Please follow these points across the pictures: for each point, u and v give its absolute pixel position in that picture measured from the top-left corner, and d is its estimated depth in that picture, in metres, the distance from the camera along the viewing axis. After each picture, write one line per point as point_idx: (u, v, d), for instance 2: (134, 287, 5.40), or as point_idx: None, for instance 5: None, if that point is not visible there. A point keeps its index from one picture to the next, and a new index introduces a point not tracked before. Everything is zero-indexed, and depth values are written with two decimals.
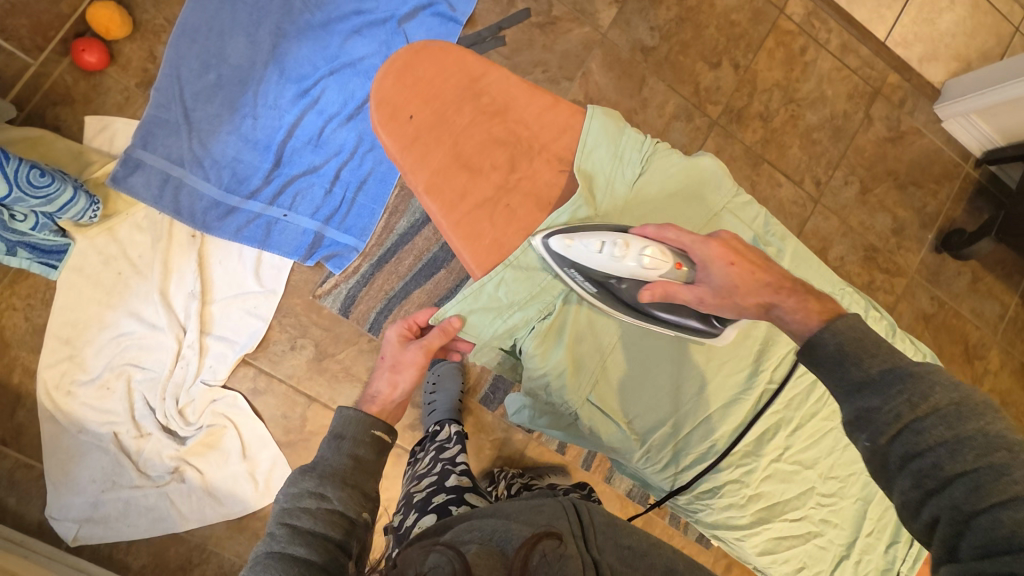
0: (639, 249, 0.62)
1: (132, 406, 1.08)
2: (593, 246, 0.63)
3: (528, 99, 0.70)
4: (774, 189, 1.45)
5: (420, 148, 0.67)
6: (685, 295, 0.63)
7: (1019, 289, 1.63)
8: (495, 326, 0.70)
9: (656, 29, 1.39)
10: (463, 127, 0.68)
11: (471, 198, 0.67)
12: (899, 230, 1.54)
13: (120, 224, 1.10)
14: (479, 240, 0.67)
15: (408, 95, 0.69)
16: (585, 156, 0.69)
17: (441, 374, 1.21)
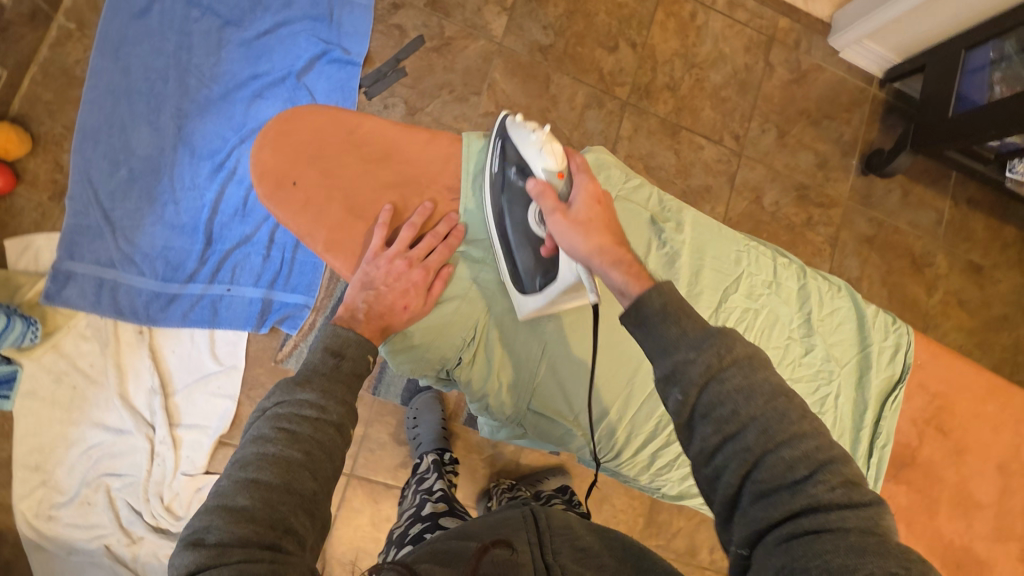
0: (555, 147, 0.65)
1: (118, 514, 1.07)
2: (525, 127, 0.67)
3: (407, 138, 0.72)
4: (697, 152, 1.50)
5: (313, 208, 0.68)
6: (549, 196, 0.63)
7: (948, 192, 1.71)
8: (424, 361, 0.73)
9: (548, 27, 1.42)
10: (350, 181, 0.69)
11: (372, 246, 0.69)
12: (823, 164, 1.60)
13: (64, 338, 1.08)
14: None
15: (288, 162, 0.68)
16: (471, 183, 0.73)
17: (419, 408, 1.21)
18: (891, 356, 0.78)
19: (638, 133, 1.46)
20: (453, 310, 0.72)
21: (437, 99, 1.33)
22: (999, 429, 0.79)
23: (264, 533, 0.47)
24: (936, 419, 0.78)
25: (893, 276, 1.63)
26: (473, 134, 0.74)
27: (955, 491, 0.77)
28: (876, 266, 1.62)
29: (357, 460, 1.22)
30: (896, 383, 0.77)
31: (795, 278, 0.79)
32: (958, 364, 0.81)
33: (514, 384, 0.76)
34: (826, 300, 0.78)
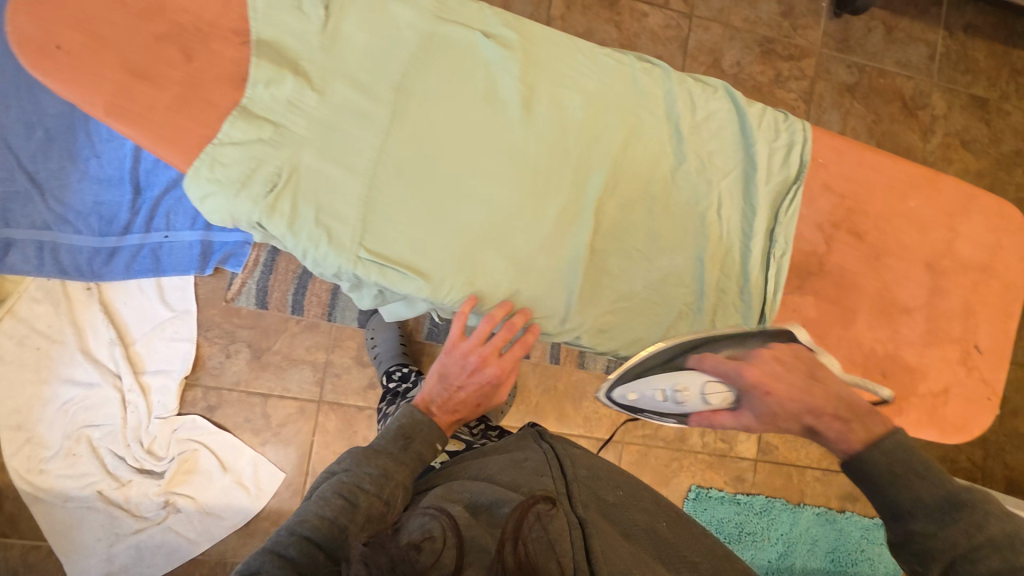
0: (697, 389, 0.73)
1: (103, 461, 1.12)
2: (653, 395, 0.77)
3: None
4: (641, 21, 1.37)
5: (86, 71, 0.57)
6: (728, 422, 0.73)
7: (941, 21, 1.52)
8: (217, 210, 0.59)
9: None
10: (121, 36, 0.59)
11: (162, 105, 0.59)
12: (789, 12, 1.44)
13: (18, 303, 1.12)
14: (184, 142, 0.59)
15: (39, 22, 0.57)
16: (262, 15, 0.63)
17: (376, 325, 1.21)
18: (783, 156, 0.79)
19: (572, 11, 1.34)
20: (253, 146, 0.60)
21: None
22: (925, 226, 0.82)
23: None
24: (846, 221, 0.81)
25: (881, 125, 1.49)
26: None
27: (876, 296, 0.81)
28: (862, 117, 1.48)
29: (325, 386, 1.22)
30: (795, 181, 0.79)
31: (660, 83, 0.77)
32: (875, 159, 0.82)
33: (337, 225, 0.62)
34: (700, 105, 0.78)
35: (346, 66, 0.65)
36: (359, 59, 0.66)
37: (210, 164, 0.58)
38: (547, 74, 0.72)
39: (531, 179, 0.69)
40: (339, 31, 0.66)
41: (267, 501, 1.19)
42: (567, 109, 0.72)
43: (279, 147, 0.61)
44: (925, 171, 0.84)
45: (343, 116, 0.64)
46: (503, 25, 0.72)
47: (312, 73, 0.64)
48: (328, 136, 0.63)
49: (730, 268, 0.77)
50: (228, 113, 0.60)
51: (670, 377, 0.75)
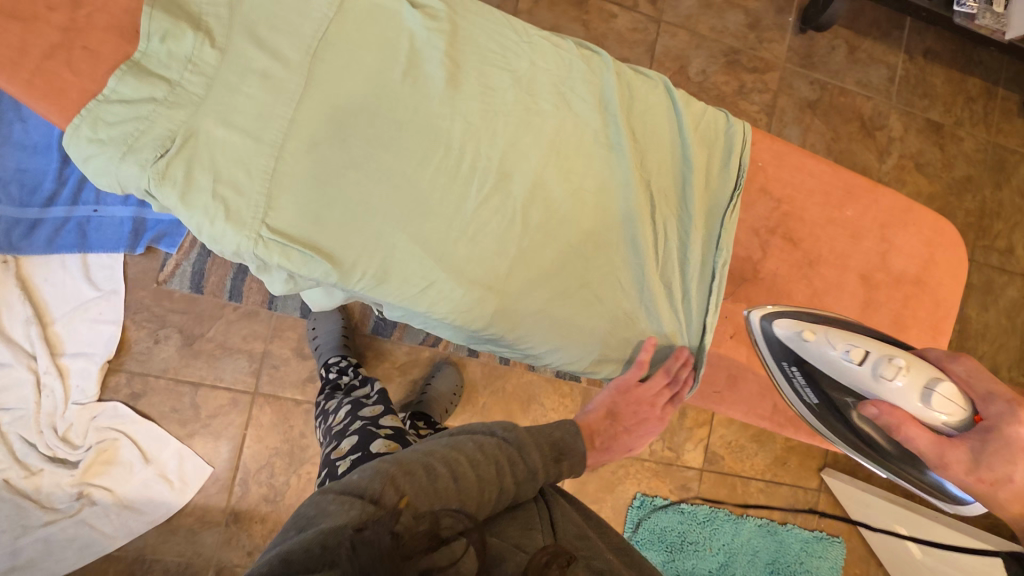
0: (914, 376, 0.69)
1: (11, 448, 1.05)
2: (829, 352, 0.74)
3: None
4: (608, 22, 1.36)
5: None
6: (918, 437, 0.67)
7: (901, 45, 1.55)
8: (108, 177, 0.56)
9: None
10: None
11: (37, 53, 0.56)
12: (755, 24, 1.45)
13: None
14: (64, 95, 0.56)
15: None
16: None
17: (317, 316, 1.16)
18: (723, 160, 0.81)
19: (539, 6, 1.31)
20: (142, 108, 0.56)
21: None
22: (858, 236, 0.86)
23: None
24: (781, 227, 0.86)
25: (840, 143, 1.51)
26: None
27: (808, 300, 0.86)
28: (821, 134, 1.50)
29: (261, 377, 1.17)
30: (735, 188, 0.81)
31: (595, 70, 0.76)
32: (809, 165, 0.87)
33: (235, 200, 0.58)
34: (639, 98, 0.77)
35: (256, 26, 0.61)
36: (271, 18, 0.61)
37: (92, 124, 0.56)
38: (476, 53, 0.70)
39: (456, 162, 0.66)
40: None
41: (191, 497, 1.13)
42: (497, 91, 0.69)
43: (173, 109, 0.57)
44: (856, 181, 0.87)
45: (244, 79, 0.59)
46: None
47: (217, 32, 0.60)
48: (231, 100, 0.59)
49: (668, 267, 0.78)
50: (114, 68, 0.57)
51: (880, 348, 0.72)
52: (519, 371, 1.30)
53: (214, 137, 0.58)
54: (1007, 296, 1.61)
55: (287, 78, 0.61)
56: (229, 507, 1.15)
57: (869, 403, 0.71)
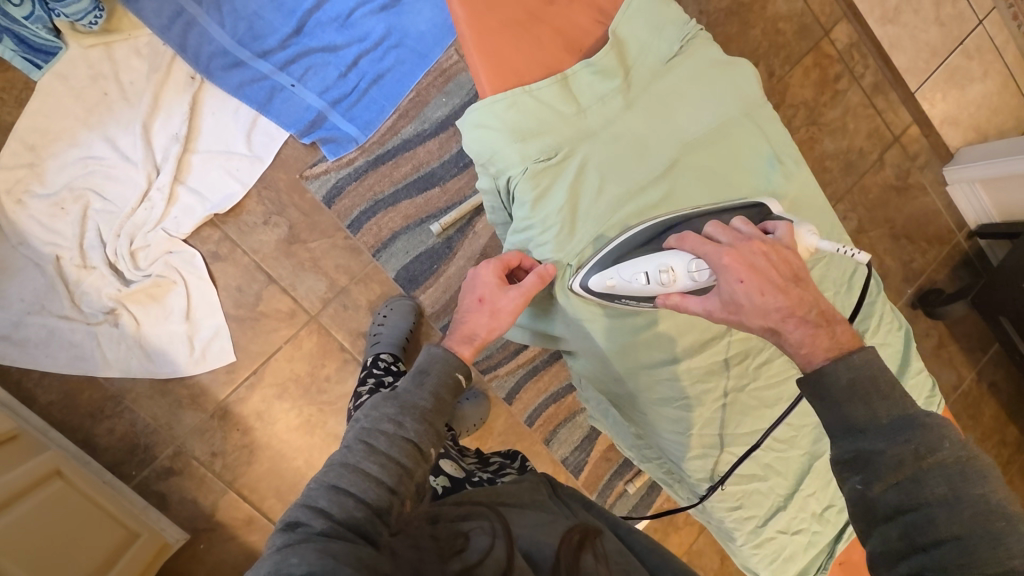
0: (683, 267, 0.64)
1: (83, 233, 1.03)
2: (636, 279, 0.66)
3: None
4: None
5: None
6: (694, 307, 0.62)
7: (977, 366, 1.68)
8: (493, 151, 0.67)
9: (703, 14, 1.38)
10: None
11: (500, 20, 0.67)
12: (882, 277, 1.57)
13: (119, 44, 1.04)
14: (499, 58, 0.67)
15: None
16: (625, 23, 0.71)
17: (393, 309, 1.16)
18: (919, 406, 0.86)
19: None
20: (550, 117, 0.67)
21: None
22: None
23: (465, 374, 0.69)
24: None
25: None
26: None
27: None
28: None
29: (326, 307, 1.16)
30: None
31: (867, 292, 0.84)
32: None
33: (569, 230, 0.68)
34: (884, 332, 0.83)
35: (659, 105, 0.71)
36: (671, 105, 0.71)
37: (506, 107, 0.66)
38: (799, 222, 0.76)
39: None
40: (670, 70, 0.72)
41: (201, 373, 1.09)
42: None
43: (569, 131, 0.68)
44: None
45: (630, 142, 0.70)
46: (794, 160, 0.76)
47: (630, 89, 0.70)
48: (614, 155, 0.69)
49: (826, 478, 0.84)
50: (548, 72, 0.70)
51: (654, 258, 0.65)
52: (533, 439, 1.31)
53: (587, 171, 0.68)
54: None
55: (660, 162, 0.70)
56: (224, 402, 1.11)
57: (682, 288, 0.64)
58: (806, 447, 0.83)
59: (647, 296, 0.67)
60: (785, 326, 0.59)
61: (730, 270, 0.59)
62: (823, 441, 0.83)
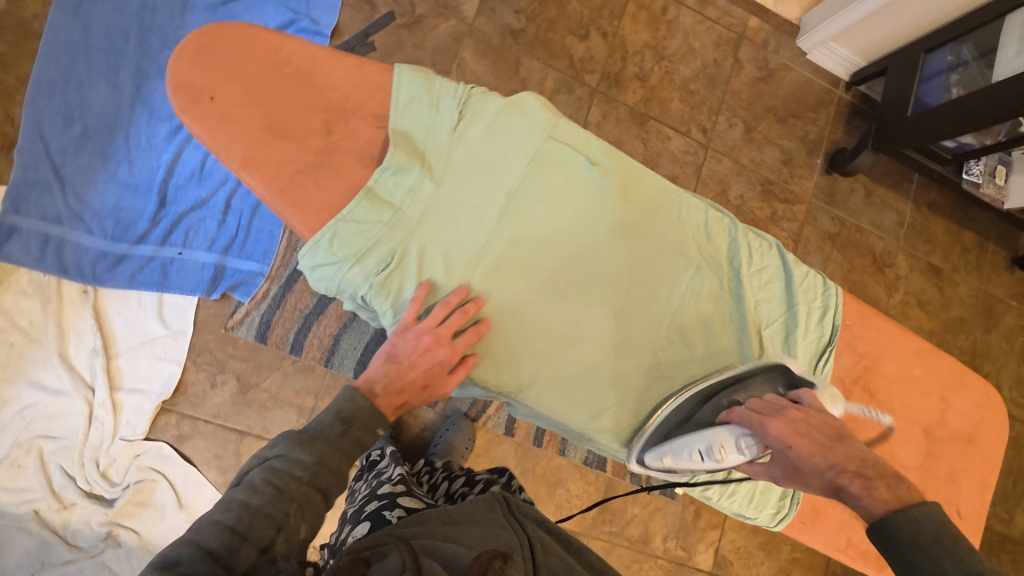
0: (729, 443, 0.68)
1: (50, 478, 1.04)
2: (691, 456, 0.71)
3: (336, 62, 0.68)
4: (664, 143, 1.51)
5: (229, 124, 0.63)
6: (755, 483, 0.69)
7: (910, 195, 1.74)
8: (334, 284, 0.66)
9: (520, 12, 1.42)
10: (272, 98, 0.65)
11: (290, 166, 0.64)
12: (788, 161, 1.63)
13: (4, 294, 1.06)
14: (307, 204, 0.64)
15: (198, 74, 0.64)
16: (397, 115, 0.68)
17: None
18: (819, 317, 0.83)
19: (606, 121, 1.46)
20: (374, 232, 0.65)
21: None
22: (924, 393, 0.84)
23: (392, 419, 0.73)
24: (862, 378, 0.83)
25: (854, 274, 1.66)
26: (404, 65, 0.70)
27: (877, 454, 0.82)
28: (839, 263, 1.66)
29: None
30: (828, 346, 0.82)
31: (727, 232, 0.83)
32: (887, 326, 0.85)
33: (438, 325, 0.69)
34: (757, 258, 0.82)
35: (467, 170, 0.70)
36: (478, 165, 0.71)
37: (330, 240, 0.64)
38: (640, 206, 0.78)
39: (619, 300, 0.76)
40: (466, 131, 0.71)
41: None
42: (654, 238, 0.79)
43: (395, 231, 0.66)
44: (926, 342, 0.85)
45: (455, 217, 0.69)
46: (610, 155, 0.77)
47: (435, 168, 0.69)
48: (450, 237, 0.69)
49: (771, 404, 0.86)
50: (354, 189, 0.66)
51: (705, 436, 0.70)
52: (549, 455, 1.34)
53: (427, 260, 0.68)
54: None
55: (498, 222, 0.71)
56: None
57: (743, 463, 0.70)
58: None
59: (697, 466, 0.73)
60: (843, 481, 0.60)
61: (779, 442, 0.63)
62: None
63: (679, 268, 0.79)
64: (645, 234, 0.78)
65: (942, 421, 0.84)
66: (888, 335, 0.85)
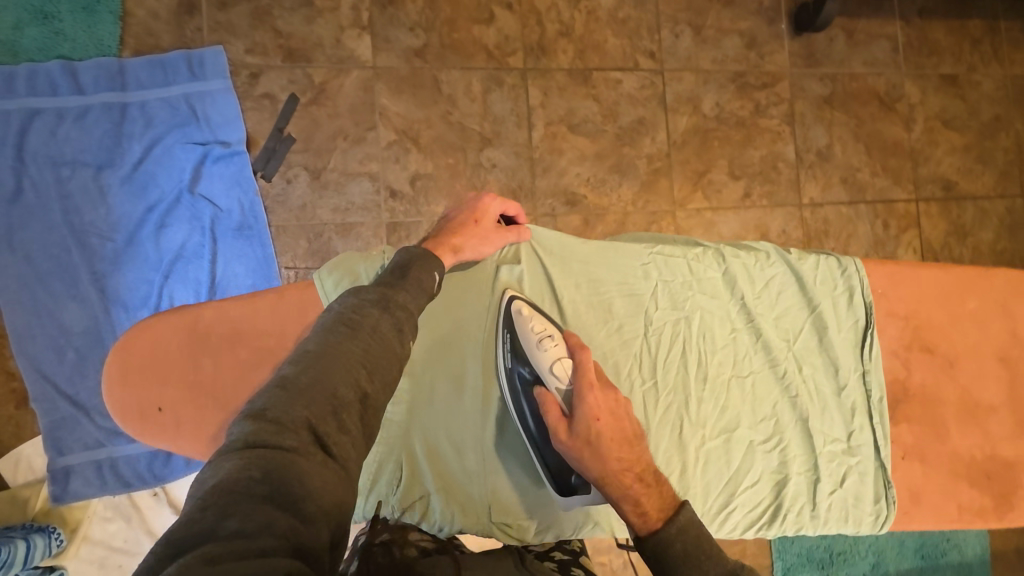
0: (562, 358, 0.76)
1: None
2: (532, 329, 0.77)
3: (252, 307, 0.77)
4: (616, 88, 1.39)
5: (188, 419, 0.75)
6: (552, 408, 0.75)
7: (896, 13, 1.55)
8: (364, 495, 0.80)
9: (415, 27, 1.29)
10: (212, 377, 0.76)
11: None
12: (752, 42, 1.46)
13: (91, 527, 1.13)
14: None
15: (143, 394, 0.75)
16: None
17: None
18: (848, 303, 0.84)
19: (548, 97, 1.35)
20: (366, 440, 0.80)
21: (335, 151, 1.24)
22: (987, 323, 0.86)
23: (364, 382, 0.56)
24: (917, 341, 0.85)
25: (865, 127, 1.52)
26: (322, 270, 0.78)
27: (962, 404, 0.85)
28: (845, 123, 1.51)
29: None
30: (867, 330, 0.84)
31: (715, 266, 0.84)
32: (938, 273, 0.85)
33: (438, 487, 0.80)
34: (756, 279, 0.84)
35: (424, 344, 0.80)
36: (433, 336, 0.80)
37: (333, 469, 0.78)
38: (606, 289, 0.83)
39: None
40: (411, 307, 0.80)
41: None
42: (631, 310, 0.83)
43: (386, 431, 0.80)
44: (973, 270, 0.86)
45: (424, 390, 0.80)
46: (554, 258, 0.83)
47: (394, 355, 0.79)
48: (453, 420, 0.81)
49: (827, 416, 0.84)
50: None
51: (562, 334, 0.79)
52: None
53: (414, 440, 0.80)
54: None
55: (464, 385, 0.81)
56: None
57: (544, 393, 0.76)
58: (790, 418, 0.83)
59: (525, 353, 0.78)
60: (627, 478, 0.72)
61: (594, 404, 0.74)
62: (800, 402, 0.83)
63: (678, 327, 0.83)
64: (629, 309, 0.83)
65: (1011, 337, 0.87)
66: (943, 283, 0.86)
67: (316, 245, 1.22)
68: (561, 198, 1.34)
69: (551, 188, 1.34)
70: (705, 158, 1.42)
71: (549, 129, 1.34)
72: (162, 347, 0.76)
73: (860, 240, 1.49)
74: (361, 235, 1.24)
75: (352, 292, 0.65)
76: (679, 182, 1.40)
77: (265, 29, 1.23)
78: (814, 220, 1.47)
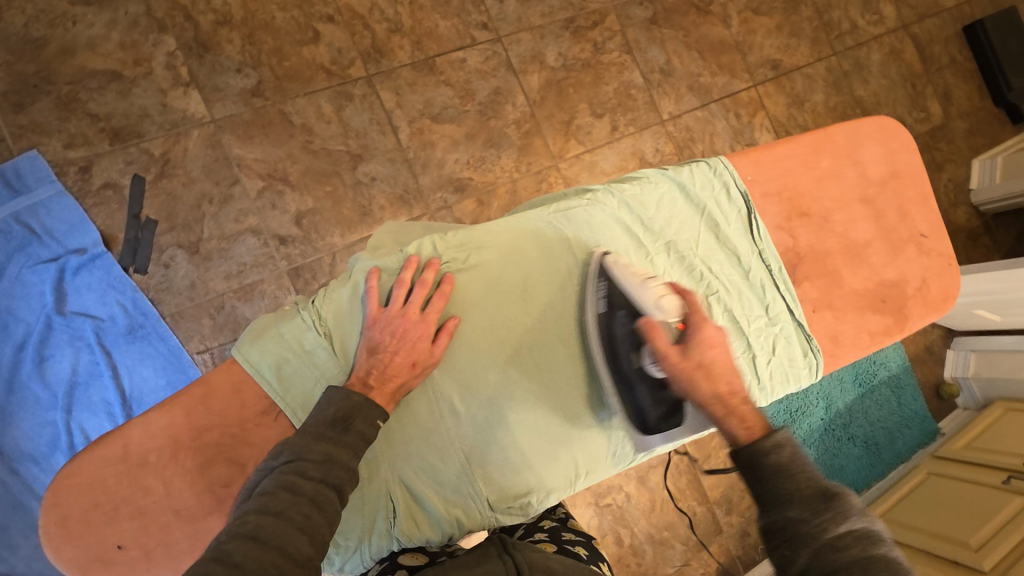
0: (664, 296, 0.73)
1: None
2: (632, 279, 0.76)
3: (189, 415, 0.73)
4: (462, 68, 1.40)
5: (161, 547, 0.70)
6: (658, 335, 0.68)
7: None
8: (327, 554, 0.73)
9: (242, 67, 1.22)
10: (163, 491, 0.71)
11: None
12: None
13: None
14: None
15: (97, 537, 0.70)
16: (285, 389, 0.75)
17: None
18: (726, 198, 0.88)
19: (402, 95, 1.33)
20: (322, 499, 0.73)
21: (204, 218, 1.17)
22: (841, 175, 0.92)
23: (304, 549, 0.53)
24: (793, 209, 0.90)
25: (692, 35, 1.63)
26: (242, 347, 0.76)
27: (843, 249, 0.90)
28: (675, 37, 1.61)
29: None
30: (751, 214, 0.88)
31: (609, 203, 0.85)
32: (781, 151, 0.91)
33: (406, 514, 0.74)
34: (645, 201, 0.86)
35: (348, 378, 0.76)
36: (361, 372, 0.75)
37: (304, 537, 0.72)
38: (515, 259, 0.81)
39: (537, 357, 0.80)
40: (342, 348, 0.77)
41: None
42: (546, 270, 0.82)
43: None
44: (819, 131, 0.92)
45: None
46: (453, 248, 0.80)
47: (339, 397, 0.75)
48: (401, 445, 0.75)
49: (747, 301, 0.87)
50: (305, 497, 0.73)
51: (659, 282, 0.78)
52: None
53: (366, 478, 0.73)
54: (875, 60, 1.84)
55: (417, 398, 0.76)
56: None
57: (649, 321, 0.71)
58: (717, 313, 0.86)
59: (624, 294, 0.77)
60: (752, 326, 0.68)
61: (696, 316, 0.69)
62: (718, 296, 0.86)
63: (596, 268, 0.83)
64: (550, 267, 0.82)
65: (865, 179, 0.93)
66: (790, 155, 0.92)
67: (221, 318, 1.15)
68: (449, 188, 1.34)
69: (436, 182, 1.34)
70: (567, 107, 1.47)
71: (414, 126, 1.34)
72: (98, 486, 0.71)
73: (722, 136, 1.62)
74: (265, 292, 1.18)
75: (297, 451, 0.61)
76: (551, 136, 1.45)
77: (77, 117, 1.12)
78: (678, 131, 1.57)
